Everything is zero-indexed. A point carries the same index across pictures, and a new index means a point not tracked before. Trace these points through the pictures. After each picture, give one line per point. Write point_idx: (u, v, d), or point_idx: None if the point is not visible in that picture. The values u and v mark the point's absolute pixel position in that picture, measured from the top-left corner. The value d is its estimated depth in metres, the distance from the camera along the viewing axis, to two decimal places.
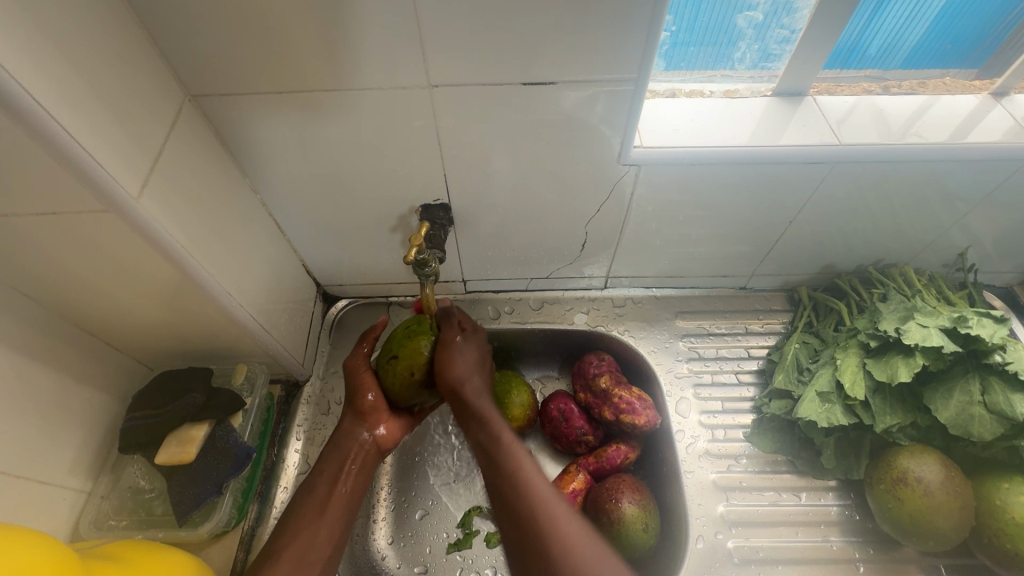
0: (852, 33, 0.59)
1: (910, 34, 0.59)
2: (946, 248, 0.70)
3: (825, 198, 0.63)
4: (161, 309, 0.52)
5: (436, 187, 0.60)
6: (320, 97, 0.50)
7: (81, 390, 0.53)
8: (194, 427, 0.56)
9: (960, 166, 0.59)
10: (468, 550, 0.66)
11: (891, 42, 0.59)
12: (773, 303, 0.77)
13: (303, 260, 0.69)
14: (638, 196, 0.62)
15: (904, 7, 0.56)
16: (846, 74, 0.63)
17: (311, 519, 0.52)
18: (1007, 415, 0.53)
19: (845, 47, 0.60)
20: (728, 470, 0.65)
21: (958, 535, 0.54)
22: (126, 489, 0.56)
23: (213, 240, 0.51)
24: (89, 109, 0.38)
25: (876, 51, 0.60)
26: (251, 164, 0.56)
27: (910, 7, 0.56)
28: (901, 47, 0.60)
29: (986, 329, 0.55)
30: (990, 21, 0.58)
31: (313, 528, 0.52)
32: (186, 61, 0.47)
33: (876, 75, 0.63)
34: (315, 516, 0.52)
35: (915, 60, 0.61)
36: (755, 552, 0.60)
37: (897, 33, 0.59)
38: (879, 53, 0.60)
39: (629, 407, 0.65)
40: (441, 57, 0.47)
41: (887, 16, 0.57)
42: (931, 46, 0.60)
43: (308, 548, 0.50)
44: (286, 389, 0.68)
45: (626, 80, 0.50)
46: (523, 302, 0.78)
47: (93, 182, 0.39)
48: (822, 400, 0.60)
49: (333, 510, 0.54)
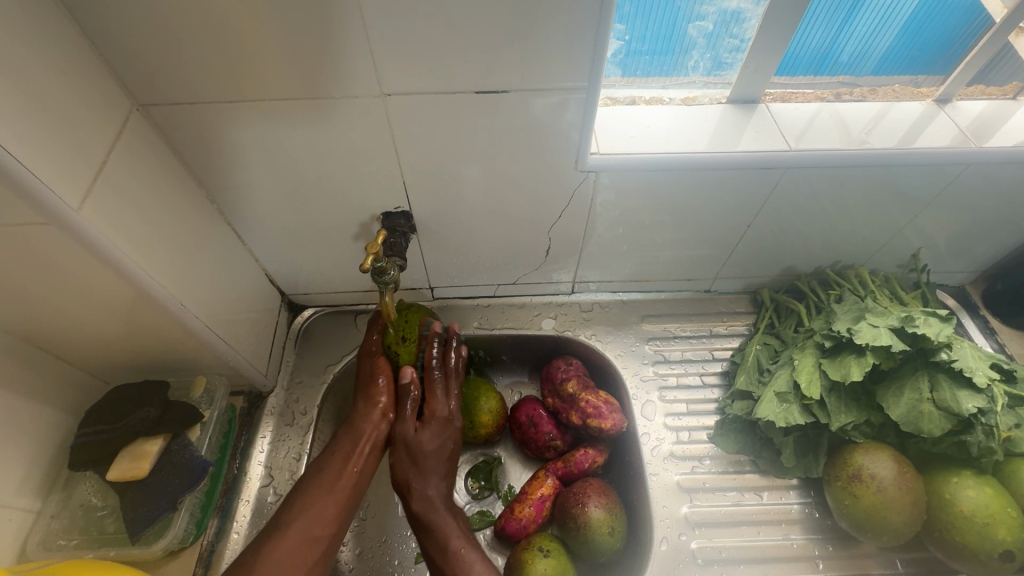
0: (824, 41, 0.60)
1: (877, 39, 0.60)
2: (900, 249, 0.72)
3: (783, 201, 0.64)
4: (113, 322, 0.51)
5: (397, 195, 0.60)
6: (273, 105, 0.50)
7: (31, 407, 0.52)
8: (149, 441, 0.55)
9: (908, 170, 0.61)
10: (437, 559, 0.65)
11: (862, 49, 0.61)
12: (737, 306, 0.79)
13: (266, 270, 0.68)
14: (600, 201, 0.63)
15: (872, 16, 0.58)
16: (816, 78, 0.64)
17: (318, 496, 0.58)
18: (955, 411, 0.54)
19: (816, 54, 0.62)
20: (692, 471, 0.66)
21: (910, 529, 0.55)
22: (78, 506, 0.55)
23: (163, 251, 0.50)
24: (25, 119, 0.37)
25: (848, 58, 0.62)
26: (207, 174, 0.55)
27: (878, 15, 0.58)
28: (869, 51, 0.61)
29: (932, 328, 0.56)
30: (958, 24, 0.60)
31: (325, 502, 0.58)
32: (135, 71, 0.46)
33: (845, 79, 0.64)
34: (326, 493, 0.58)
35: (884, 67, 0.63)
36: (718, 552, 0.61)
37: (867, 41, 0.60)
38: (847, 57, 0.62)
39: (595, 411, 0.66)
40: (393, 67, 0.48)
41: (854, 21, 0.58)
42: (900, 52, 0.62)
43: (317, 520, 0.56)
44: (249, 400, 0.67)
45: (579, 88, 0.51)
46: (491, 308, 0.78)
47: (31, 197, 0.38)
48: (780, 400, 0.61)
49: (343, 488, 0.59)
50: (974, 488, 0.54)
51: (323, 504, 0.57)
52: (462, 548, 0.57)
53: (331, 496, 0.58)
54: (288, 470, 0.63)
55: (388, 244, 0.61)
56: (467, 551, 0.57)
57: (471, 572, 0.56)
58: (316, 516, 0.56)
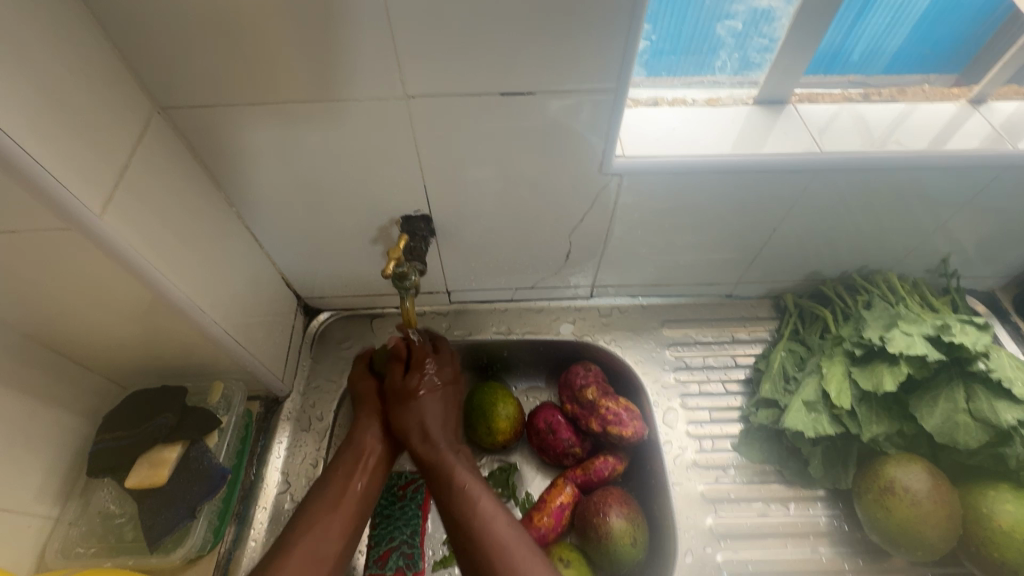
0: (835, 39, 0.59)
1: (889, 36, 0.59)
2: (930, 253, 0.70)
3: (810, 204, 0.63)
4: (132, 327, 0.51)
5: (417, 198, 0.59)
6: (294, 108, 0.49)
7: (48, 413, 0.51)
8: (167, 448, 0.54)
9: (942, 173, 0.59)
10: (455, 567, 0.68)
11: (874, 47, 0.60)
12: (759, 311, 0.77)
13: (282, 273, 0.68)
14: (623, 204, 0.61)
15: (885, 14, 0.57)
16: (826, 78, 0.63)
17: (327, 512, 0.56)
18: (992, 422, 0.53)
19: (827, 53, 0.60)
20: (716, 481, 0.64)
21: (945, 544, 0.54)
22: (96, 514, 0.54)
23: (183, 255, 0.49)
24: (50, 124, 0.37)
25: (859, 57, 0.61)
26: (226, 177, 0.55)
27: (891, 11, 0.57)
28: (881, 48, 0.60)
29: (969, 336, 0.55)
30: (970, 23, 0.59)
31: (323, 535, 0.55)
32: (156, 73, 0.46)
33: (856, 79, 0.63)
34: (331, 516, 0.56)
35: (896, 65, 0.62)
36: (744, 565, 0.59)
37: (879, 38, 0.60)
38: (859, 56, 0.61)
39: (616, 418, 0.65)
40: (417, 70, 0.47)
41: (865, 19, 0.58)
42: (911, 51, 0.61)
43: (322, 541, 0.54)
44: (266, 405, 0.67)
45: (606, 89, 0.49)
46: (508, 312, 0.77)
47: (53, 202, 0.37)
48: (808, 409, 0.59)
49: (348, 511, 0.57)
50: (1013, 502, 0.52)
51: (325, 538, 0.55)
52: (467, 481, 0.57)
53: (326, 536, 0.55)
54: (304, 477, 0.63)
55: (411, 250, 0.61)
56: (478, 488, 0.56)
57: (492, 531, 0.53)
58: (322, 534, 0.55)
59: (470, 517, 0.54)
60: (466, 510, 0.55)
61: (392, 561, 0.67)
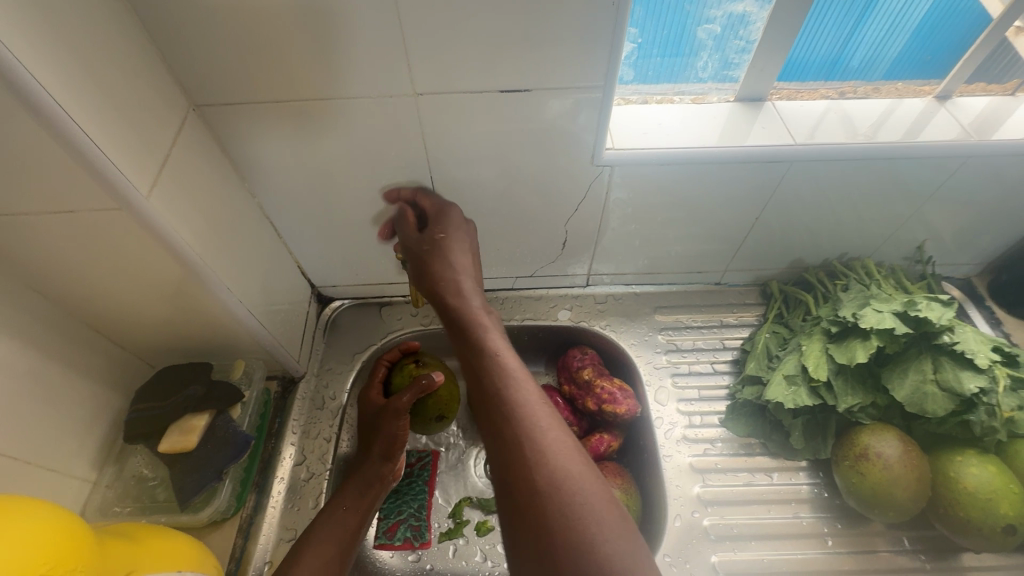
0: (833, 46, 0.62)
1: (887, 44, 0.62)
2: (904, 241, 0.75)
3: (789, 194, 0.67)
4: (166, 305, 0.55)
5: (424, 189, 0.64)
6: (314, 106, 0.54)
7: (88, 384, 0.56)
8: (196, 416, 0.58)
9: (912, 163, 0.63)
10: (460, 538, 0.72)
11: (872, 54, 0.63)
12: (747, 298, 0.81)
13: (298, 261, 0.73)
14: (615, 194, 0.66)
15: (883, 21, 0.59)
16: (827, 83, 0.66)
17: (326, 533, 0.58)
18: (957, 391, 0.57)
19: (825, 58, 0.64)
20: (705, 453, 0.68)
21: (916, 505, 0.58)
22: (130, 477, 0.59)
23: (214, 237, 0.54)
24: (107, 115, 0.42)
25: (859, 63, 0.64)
26: (250, 170, 0.60)
27: (890, 20, 0.59)
28: (880, 56, 0.63)
29: (935, 311, 0.58)
30: (968, 31, 0.61)
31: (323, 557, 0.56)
32: (191, 74, 0.51)
33: (855, 83, 0.66)
34: (327, 544, 0.57)
35: (896, 70, 0.65)
36: (730, 529, 0.63)
37: (877, 46, 0.62)
38: (858, 62, 0.64)
39: (610, 397, 0.69)
40: (426, 69, 0.52)
41: (865, 26, 0.60)
42: (910, 57, 0.63)
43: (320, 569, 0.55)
44: (283, 384, 0.71)
45: (595, 88, 0.54)
46: (509, 301, 0.81)
47: (109, 183, 0.42)
48: (788, 382, 0.64)
49: (341, 539, 0.58)
50: (978, 466, 0.56)
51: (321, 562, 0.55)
52: (514, 368, 0.51)
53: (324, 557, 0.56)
54: (319, 452, 0.67)
55: (435, 216, 0.62)
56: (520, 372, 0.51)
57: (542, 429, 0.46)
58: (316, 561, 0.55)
59: (514, 400, 0.48)
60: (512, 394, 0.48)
61: (400, 533, 0.72)
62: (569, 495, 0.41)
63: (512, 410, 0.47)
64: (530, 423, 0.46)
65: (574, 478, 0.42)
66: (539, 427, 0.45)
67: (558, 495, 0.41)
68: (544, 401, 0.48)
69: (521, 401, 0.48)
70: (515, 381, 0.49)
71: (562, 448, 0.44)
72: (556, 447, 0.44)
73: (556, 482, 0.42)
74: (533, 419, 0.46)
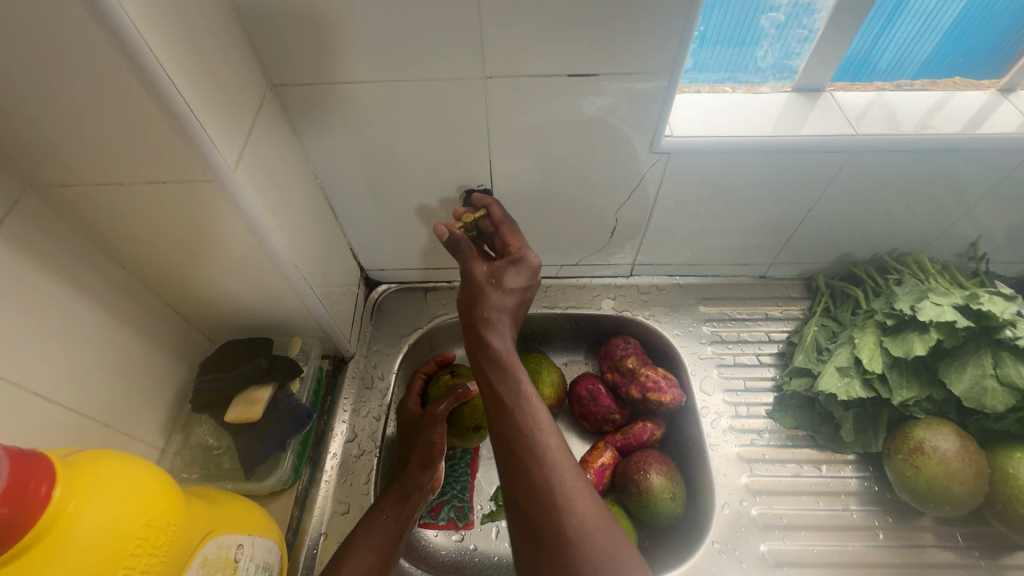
0: (863, 48, 0.63)
1: (917, 46, 0.63)
2: (957, 238, 0.74)
3: (844, 186, 0.67)
4: (235, 280, 0.57)
5: (481, 173, 0.65)
6: (383, 88, 0.55)
7: (158, 353, 0.58)
8: (259, 389, 0.60)
9: (976, 156, 0.62)
10: (502, 521, 0.73)
11: (900, 56, 0.64)
12: (792, 292, 0.81)
13: (351, 244, 0.74)
14: (668, 182, 0.66)
15: (912, 23, 0.60)
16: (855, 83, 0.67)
17: (370, 541, 0.57)
18: (1019, 386, 0.56)
19: (853, 61, 0.65)
20: (752, 443, 0.68)
21: (972, 499, 0.57)
22: (196, 445, 0.61)
23: (284, 213, 0.56)
24: (203, 88, 0.43)
25: (886, 64, 0.65)
26: (314, 150, 0.61)
27: (919, 23, 0.60)
28: (908, 57, 0.64)
29: (997, 305, 0.58)
30: (1003, 32, 0.61)
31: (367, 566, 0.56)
32: (269, 53, 0.52)
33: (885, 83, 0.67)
34: (369, 553, 0.56)
35: (925, 71, 0.66)
36: (778, 519, 0.63)
37: (906, 47, 0.63)
38: (885, 64, 0.65)
39: (655, 386, 0.70)
40: (496, 53, 0.52)
41: (894, 28, 0.61)
42: (942, 58, 0.64)
43: None
44: (334, 363, 0.73)
45: (660, 75, 0.54)
46: (553, 289, 0.82)
47: (204, 157, 0.43)
48: (841, 374, 0.63)
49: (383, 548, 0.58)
50: None
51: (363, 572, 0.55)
52: (540, 426, 0.52)
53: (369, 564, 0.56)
54: (370, 430, 0.69)
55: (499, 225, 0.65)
56: (545, 434, 0.51)
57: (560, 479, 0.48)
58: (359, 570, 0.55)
59: (535, 458, 0.49)
60: (536, 455, 0.50)
61: (444, 513, 0.73)
62: (579, 549, 0.44)
63: (531, 465, 0.49)
64: (552, 471, 0.49)
65: (582, 521, 0.46)
66: (556, 479, 0.48)
67: (557, 516, 0.46)
68: (567, 459, 0.50)
69: (540, 453, 0.50)
70: (537, 439, 0.51)
71: (578, 506, 0.47)
72: (566, 495, 0.47)
73: (558, 525, 0.46)
74: (546, 466, 0.49)
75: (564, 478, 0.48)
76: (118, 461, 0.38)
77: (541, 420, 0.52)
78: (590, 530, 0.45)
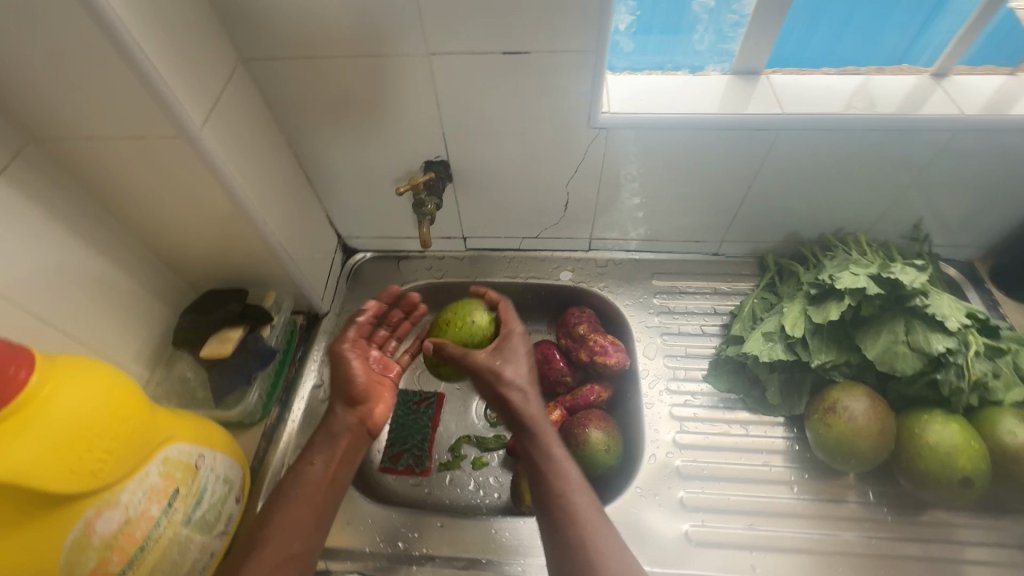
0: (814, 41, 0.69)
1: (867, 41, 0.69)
2: (899, 218, 0.77)
3: (780, 165, 0.71)
4: (211, 232, 0.64)
5: (438, 145, 0.71)
6: (343, 64, 0.62)
7: (145, 295, 0.66)
8: (233, 329, 0.68)
9: (902, 137, 0.66)
10: (456, 470, 0.79)
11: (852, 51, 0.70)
12: (743, 269, 0.85)
13: (327, 211, 0.81)
14: (611, 158, 0.71)
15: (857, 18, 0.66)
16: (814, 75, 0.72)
17: (299, 492, 0.57)
18: (926, 351, 0.60)
19: (806, 54, 0.71)
20: (686, 403, 0.73)
21: (880, 456, 0.61)
22: (177, 378, 0.69)
23: (254, 174, 0.63)
24: (173, 55, 0.50)
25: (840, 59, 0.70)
26: (287, 120, 0.69)
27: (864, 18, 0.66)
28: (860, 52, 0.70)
29: (908, 275, 0.61)
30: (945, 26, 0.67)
31: (302, 514, 0.56)
32: (240, 31, 0.59)
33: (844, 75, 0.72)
34: (302, 504, 0.57)
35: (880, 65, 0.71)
36: (700, 470, 0.68)
37: (856, 42, 0.69)
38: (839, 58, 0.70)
39: (601, 349, 0.75)
40: (439, 31, 0.58)
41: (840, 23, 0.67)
42: (891, 52, 0.70)
43: (296, 534, 0.55)
44: (308, 319, 0.81)
45: (588, 52, 0.59)
46: (515, 260, 0.88)
47: (173, 116, 0.51)
48: (766, 339, 0.68)
49: (319, 498, 0.58)
50: (942, 424, 0.58)
51: (298, 516, 0.56)
52: (557, 454, 0.59)
53: (304, 505, 0.57)
54: None
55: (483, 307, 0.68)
56: (565, 462, 0.58)
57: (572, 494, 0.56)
58: (292, 522, 0.55)
59: (556, 481, 0.57)
60: (553, 473, 0.57)
61: (403, 460, 0.79)
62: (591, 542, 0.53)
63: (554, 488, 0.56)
64: (564, 484, 0.57)
65: (585, 517, 0.54)
66: (572, 500, 0.55)
67: (576, 527, 0.54)
68: (578, 476, 0.57)
69: (561, 480, 0.57)
70: (558, 471, 0.57)
71: (587, 505, 0.55)
72: (580, 504, 0.55)
73: (569, 519, 0.54)
74: (566, 487, 0.56)
75: (574, 485, 0.56)
76: (91, 365, 0.45)
77: (556, 448, 0.59)
78: (596, 525, 0.54)
